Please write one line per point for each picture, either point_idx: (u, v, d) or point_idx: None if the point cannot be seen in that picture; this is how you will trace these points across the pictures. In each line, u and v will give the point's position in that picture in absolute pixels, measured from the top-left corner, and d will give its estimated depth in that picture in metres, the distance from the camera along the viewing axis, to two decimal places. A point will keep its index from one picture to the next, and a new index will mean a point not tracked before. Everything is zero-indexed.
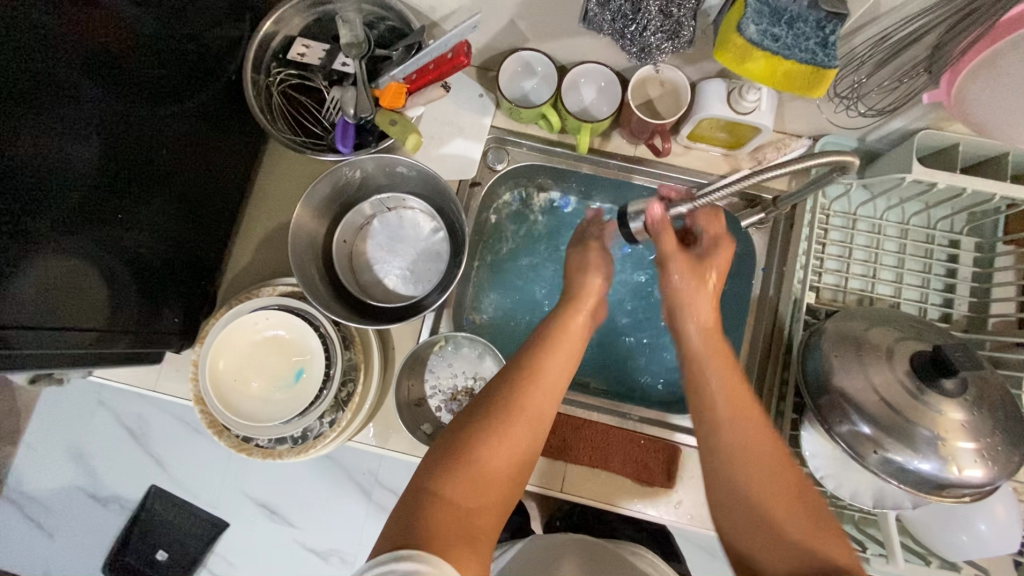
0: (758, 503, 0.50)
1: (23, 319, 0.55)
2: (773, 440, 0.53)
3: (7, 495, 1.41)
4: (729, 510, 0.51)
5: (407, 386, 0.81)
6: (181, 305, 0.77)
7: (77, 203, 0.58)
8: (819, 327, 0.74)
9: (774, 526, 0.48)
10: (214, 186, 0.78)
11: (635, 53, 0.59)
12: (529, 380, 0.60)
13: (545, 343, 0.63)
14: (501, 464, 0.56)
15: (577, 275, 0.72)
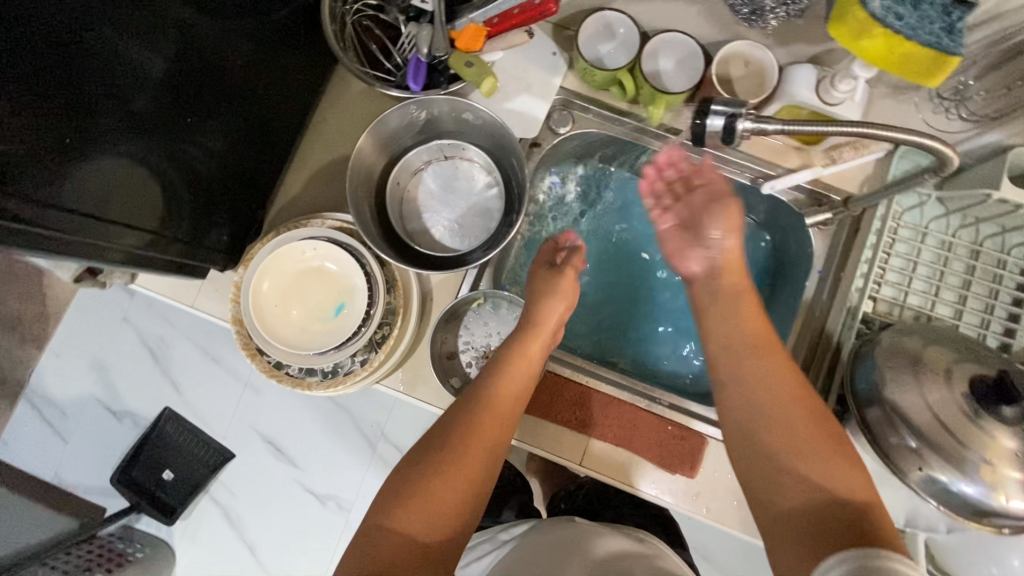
0: (776, 460, 0.54)
1: (83, 211, 0.55)
2: (798, 391, 0.57)
3: (27, 397, 1.45)
4: (752, 468, 0.55)
5: (441, 338, 0.80)
6: (228, 225, 0.76)
7: (140, 110, 0.57)
8: (873, 339, 0.71)
9: (783, 473, 0.53)
10: (276, 111, 0.77)
11: (746, 16, 0.65)
12: (483, 412, 0.64)
13: (498, 378, 0.67)
14: (455, 494, 0.58)
15: (543, 304, 0.73)
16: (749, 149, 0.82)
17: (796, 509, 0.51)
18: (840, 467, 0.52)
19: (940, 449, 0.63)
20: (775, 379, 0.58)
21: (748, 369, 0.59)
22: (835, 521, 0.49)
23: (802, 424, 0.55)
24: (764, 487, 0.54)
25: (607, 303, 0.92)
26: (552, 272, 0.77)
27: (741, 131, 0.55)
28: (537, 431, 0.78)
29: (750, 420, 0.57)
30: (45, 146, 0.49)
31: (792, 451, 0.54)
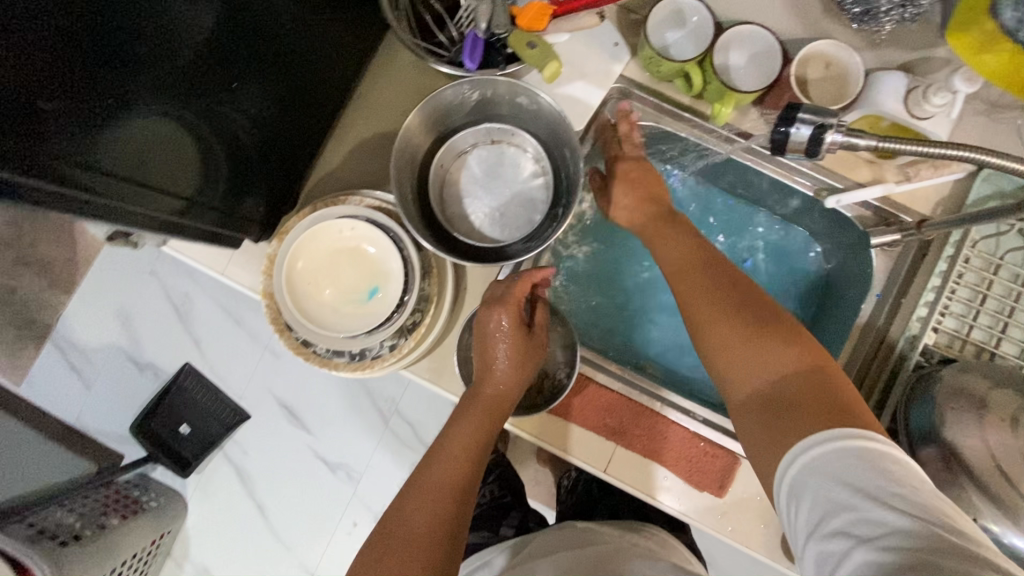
0: (728, 357, 0.52)
1: (119, 175, 0.53)
2: (737, 287, 0.55)
3: (54, 339, 1.47)
4: (713, 359, 0.54)
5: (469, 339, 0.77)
6: (264, 196, 0.74)
7: (180, 71, 0.54)
8: (934, 373, 0.67)
9: (748, 358, 0.51)
10: (319, 81, 0.73)
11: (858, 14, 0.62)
12: (434, 460, 0.64)
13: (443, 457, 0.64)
14: (408, 543, 0.57)
15: (501, 378, 0.69)
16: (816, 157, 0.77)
17: (751, 391, 0.51)
18: (794, 348, 0.50)
19: (998, 500, 0.58)
20: (703, 282, 0.57)
21: (688, 285, 0.58)
22: (792, 397, 0.48)
23: (735, 308, 0.54)
24: (729, 375, 0.52)
25: (648, 307, 0.90)
26: (516, 335, 0.69)
27: (826, 142, 0.50)
28: (564, 435, 0.76)
29: (699, 330, 0.55)
30: (85, 103, 0.47)
31: (727, 343, 0.53)
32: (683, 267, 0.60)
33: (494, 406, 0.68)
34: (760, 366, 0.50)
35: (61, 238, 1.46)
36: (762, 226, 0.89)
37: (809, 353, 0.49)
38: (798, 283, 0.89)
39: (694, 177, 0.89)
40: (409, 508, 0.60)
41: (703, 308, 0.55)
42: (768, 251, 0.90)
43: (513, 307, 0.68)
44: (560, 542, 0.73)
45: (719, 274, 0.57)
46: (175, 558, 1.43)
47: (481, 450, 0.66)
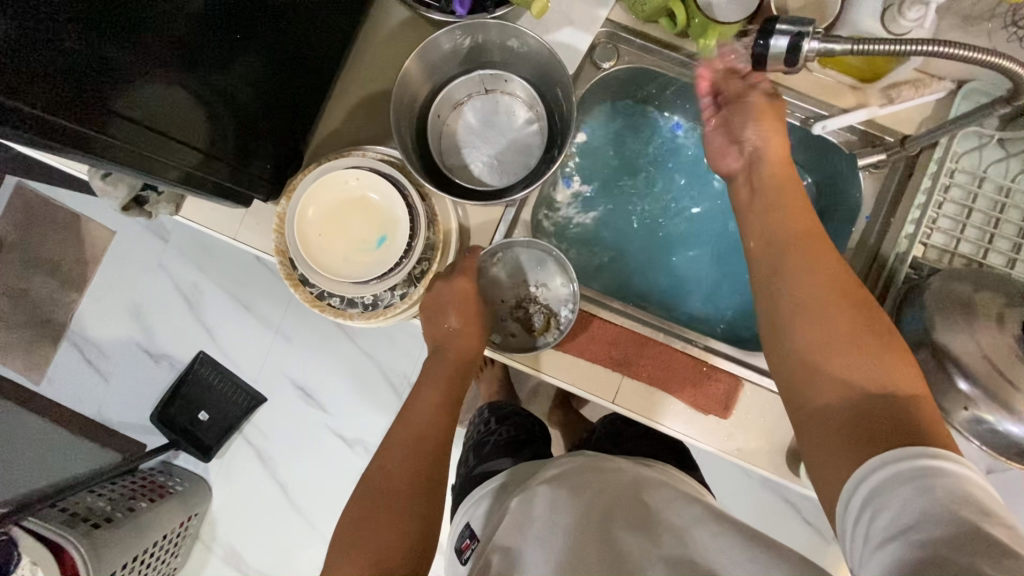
0: (825, 366, 0.52)
1: (133, 132, 0.56)
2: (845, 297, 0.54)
3: (70, 337, 1.51)
4: (804, 369, 0.54)
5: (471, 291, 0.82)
6: (272, 154, 0.77)
7: (178, 28, 0.56)
8: (922, 283, 0.69)
9: (846, 372, 0.51)
10: (320, 40, 0.75)
11: None
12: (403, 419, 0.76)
13: (414, 415, 0.76)
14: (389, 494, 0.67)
15: (456, 340, 0.79)
16: (799, 87, 0.80)
17: (827, 402, 0.52)
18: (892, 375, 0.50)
19: (990, 392, 0.60)
20: (808, 280, 0.56)
21: (790, 278, 0.57)
22: (884, 415, 0.48)
23: (840, 316, 0.53)
24: (823, 385, 0.52)
25: (646, 251, 0.93)
26: (465, 288, 0.77)
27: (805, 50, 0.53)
28: (572, 367, 0.79)
29: (798, 337, 0.55)
30: (91, 56, 0.50)
31: (822, 357, 0.53)
32: (788, 262, 0.58)
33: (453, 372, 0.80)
34: (855, 382, 0.51)
35: (68, 238, 1.49)
36: None
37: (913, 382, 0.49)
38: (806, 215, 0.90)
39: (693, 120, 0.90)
40: (388, 462, 0.71)
41: (795, 315, 0.56)
42: None
43: (467, 275, 0.77)
44: (576, 470, 0.70)
45: (825, 277, 0.56)
46: (203, 540, 1.48)
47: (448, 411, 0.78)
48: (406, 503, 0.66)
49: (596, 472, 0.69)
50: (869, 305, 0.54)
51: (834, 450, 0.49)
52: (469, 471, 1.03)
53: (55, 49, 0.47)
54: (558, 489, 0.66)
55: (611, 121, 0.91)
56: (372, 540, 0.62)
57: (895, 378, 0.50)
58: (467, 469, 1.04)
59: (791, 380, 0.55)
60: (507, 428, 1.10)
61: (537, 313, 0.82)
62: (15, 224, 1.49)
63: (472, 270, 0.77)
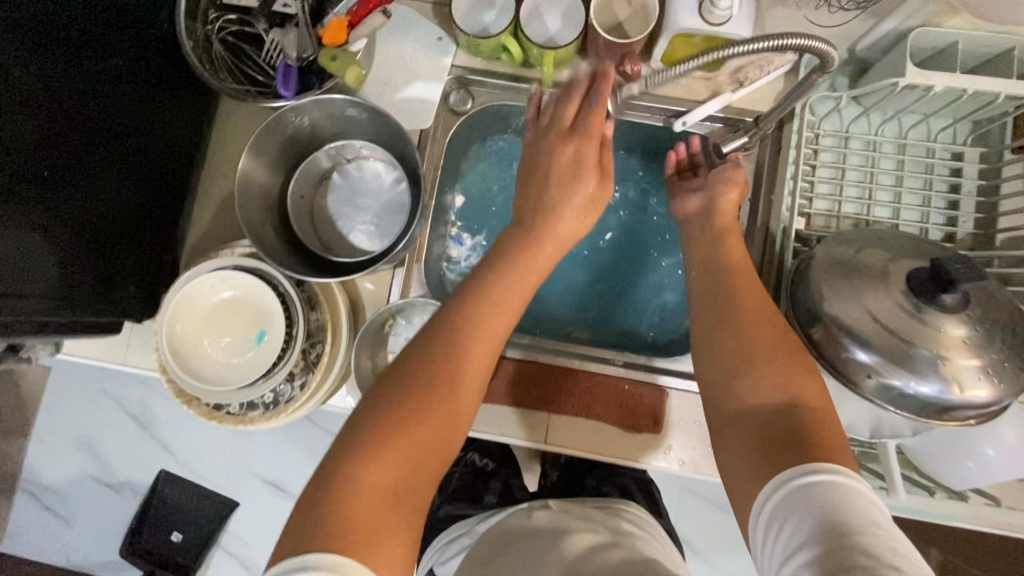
0: (738, 371, 0.55)
1: None
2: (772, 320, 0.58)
3: (23, 487, 1.44)
4: (721, 372, 0.57)
5: (371, 364, 0.76)
6: (139, 275, 0.74)
7: (15, 193, 0.56)
8: (809, 255, 0.68)
9: (754, 381, 0.54)
10: (167, 156, 0.74)
11: None
12: (457, 332, 0.54)
13: (476, 322, 0.55)
14: (419, 443, 0.49)
15: (558, 214, 0.61)
16: (654, 89, 0.80)
17: (742, 409, 0.53)
18: (798, 391, 0.52)
19: (889, 355, 0.58)
20: (740, 296, 0.61)
21: (726, 291, 0.62)
22: (783, 427, 0.50)
23: (768, 331, 0.57)
24: (733, 391, 0.55)
25: (560, 278, 0.89)
26: (587, 179, 0.62)
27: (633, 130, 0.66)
28: (493, 416, 0.77)
29: (720, 341, 0.58)
30: None
31: (738, 365, 0.56)
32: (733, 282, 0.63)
33: (521, 289, 0.58)
34: (760, 392, 0.53)
35: None
36: (642, 169, 0.90)
37: (817, 401, 0.51)
38: None
39: None
40: (428, 383, 0.51)
41: (723, 329, 0.59)
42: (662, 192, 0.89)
43: (592, 139, 0.64)
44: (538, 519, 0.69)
45: (757, 298, 0.60)
46: None
47: (524, 293, 0.58)
48: (433, 429, 0.50)
49: (553, 523, 0.67)
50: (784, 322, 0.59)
51: (749, 476, 0.49)
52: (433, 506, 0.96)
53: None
54: (516, 548, 0.64)
55: (498, 157, 0.90)
56: (388, 457, 0.48)
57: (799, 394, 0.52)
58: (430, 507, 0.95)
59: (712, 389, 0.57)
60: (473, 452, 1.01)
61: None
62: None
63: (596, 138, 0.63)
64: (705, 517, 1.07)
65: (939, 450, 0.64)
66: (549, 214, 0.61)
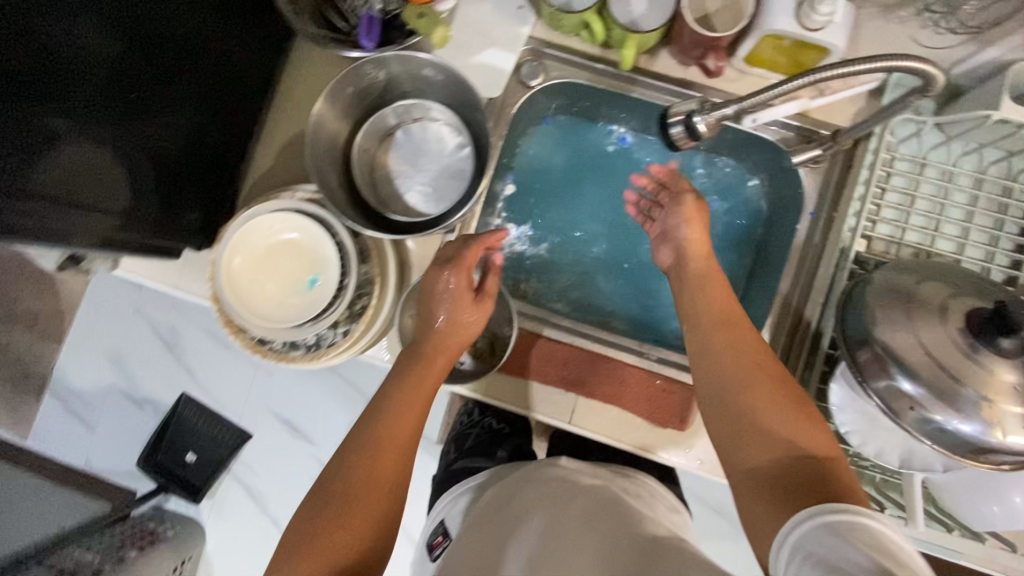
0: (743, 424, 0.54)
1: (55, 206, 0.56)
2: (766, 363, 0.57)
3: (54, 390, 1.50)
4: (727, 421, 0.56)
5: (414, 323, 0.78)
6: (198, 206, 0.75)
7: (92, 101, 0.57)
8: (865, 278, 0.67)
9: (763, 429, 0.53)
10: (236, 93, 0.75)
11: None
12: (372, 437, 0.61)
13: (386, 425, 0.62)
14: (349, 546, 0.55)
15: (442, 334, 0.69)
16: (731, 88, 0.78)
17: (752, 462, 0.53)
18: (810, 437, 0.52)
19: (934, 390, 0.58)
20: (731, 349, 0.59)
21: (720, 341, 0.60)
22: (802, 475, 0.49)
23: (768, 379, 0.56)
24: (743, 443, 0.54)
25: (604, 268, 0.90)
26: (460, 301, 0.69)
27: (700, 130, 0.64)
28: (525, 390, 0.78)
29: (724, 392, 0.57)
30: (15, 143, 0.50)
31: (750, 415, 0.54)
32: (722, 325, 0.61)
33: (412, 410, 0.64)
34: (775, 441, 0.52)
35: (43, 291, 1.48)
36: (701, 168, 0.90)
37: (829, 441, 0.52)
38: (751, 225, 0.89)
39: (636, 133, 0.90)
40: (349, 486, 0.58)
41: (727, 385, 0.57)
42: (718, 192, 0.90)
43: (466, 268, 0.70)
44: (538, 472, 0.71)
45: (747, 341, 0.59)
46: None
47: (424, 401, 0.66)
48: (353, 533, 0.55)
49: (566, 474, 0.69)
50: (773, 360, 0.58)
51: (771, 526, 0.48)
52: (450, 462, 0.98)
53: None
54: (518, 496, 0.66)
55: (557, 136, 0.91)
56: (320, 556, 0.53)
57: (810, 440, 0.52)
58: (448, 459, 0.99)
59: (720, 439, 0.56)
60: (490, 417, 1.03)
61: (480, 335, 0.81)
62: None
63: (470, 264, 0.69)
64: (707, 517, 1.09)
65: (966, 491, 0.64)
66: (437, 333, 0.69)
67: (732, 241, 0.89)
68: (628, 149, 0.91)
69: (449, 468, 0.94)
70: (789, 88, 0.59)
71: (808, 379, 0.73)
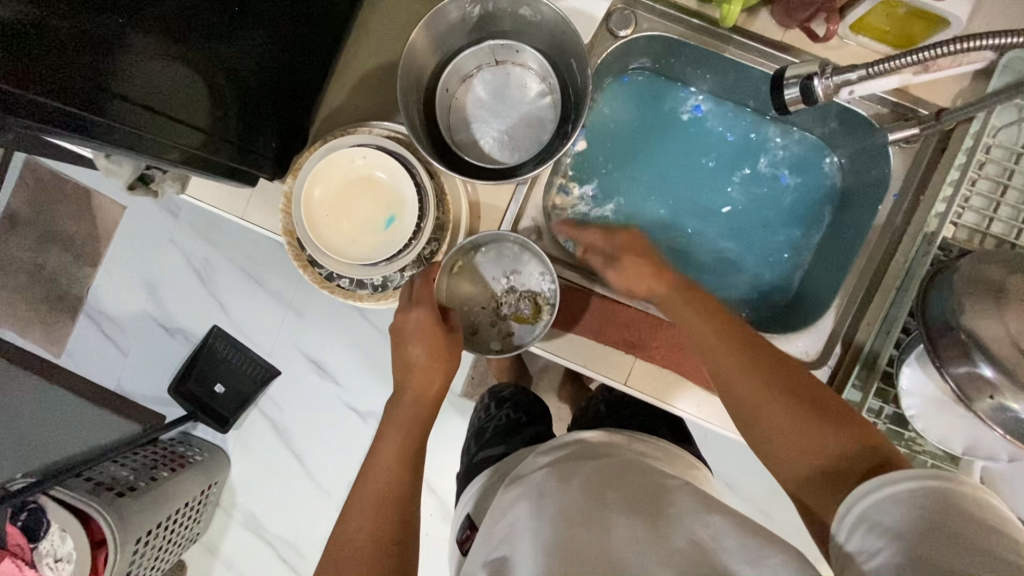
0: (778, 436, 0.54)
1: (141, 113, 0.55)
2: (767, 367, 0.57)
3: (86, 311, 1.46)
4: (763, 439, 0.55)
5: (450, 299, 0.77)
6: (275, 132, 0.74)
7: (177, 9, 0.55)
8: (951, 265, 0.66)
9: (802, 436, 0.53)
10: (320, 14, 0.72)
11: None
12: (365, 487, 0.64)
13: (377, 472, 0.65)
14: None
15: (418, 373, 0.71)
16: (831, 56, 0.75)
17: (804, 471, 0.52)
18: (846, 430, 0.52)
19: (1015, 380, 0.58)
20: (731, 360, 0.59)
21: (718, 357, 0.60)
22: (857, 469, 0.49)
23: (777, 388, 0.56)
24: (786, 454, 0.54)
25: (667, 234, 0.88)
26: (435, 340, 0.70)
27: (817, 94, 0.62)
28: (586, 350, 0.78)
29: (747, 410, 0.56)
30: (94, 39, 0.49)
31: (778, 425, 0.54)
32: (710, 342, 0.61)
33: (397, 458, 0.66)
34: (818, 442, 0.52)
35: (78, 212, 1.44)
36: (779, 139, 0.87)
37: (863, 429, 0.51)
38: (821, 202, 0.87)
39: (715, 100, 0.87)
40: (351, 537, 0.61)
41: (746, 402, 0.56)
42: (791, 166, 0.88)
43: (424, 305, 0.70)
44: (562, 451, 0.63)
45: (739, 350, 0.59)
46: (223, 506, 1.44)
47: (410, 452, 0.67)
48: None
49: (591, 450, 0.62)
50: (772, 361, 0.58)
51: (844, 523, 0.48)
52: (471, 457, 0.92)
53: (43, 41, 0.45)
54: (528, 489, 0.59)
55: (634, 95, 0.88)
56: None
57: (847, 433, 0.51)
58: (468, 455, 0.93)
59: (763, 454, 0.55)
60: (508, 408, 0.98)
61: (522, 299, 0.77)
62: (25, 196, 1.44)
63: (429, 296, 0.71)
64: None
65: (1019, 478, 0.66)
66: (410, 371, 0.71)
67: (802, 216, 0.87)
68: (702, 117, 0.88)
69: (470, 461, 0.88)
70: (925, 56, 0.57)
71: (874, 362, 0.72)
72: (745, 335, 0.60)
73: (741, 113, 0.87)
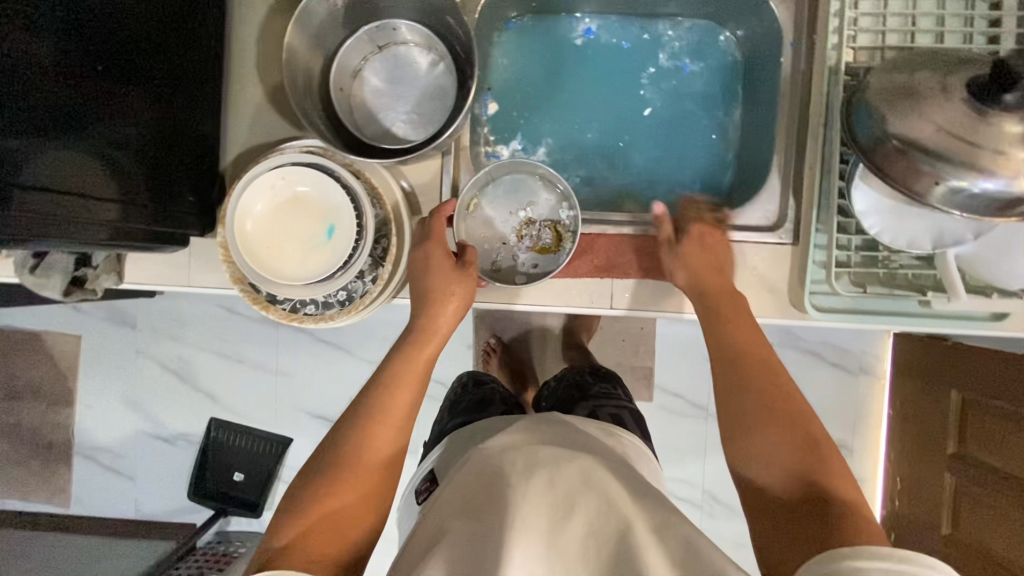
0: (750, 460, 0.59)
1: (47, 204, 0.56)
2: (765, 396, 0.62)
3: (78, 452, 1.40)
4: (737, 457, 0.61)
5: (466, 234, 0.78)
6: (193, 187, 0.73)
7: (59, 99, 0.54)
8: (861, 84, 0.68)
9: (767, 462, 0.58)
10: (198, 59, 0.70)
11: None
12: (385, 396, 0.63)
13: (392, 389, 0.63)
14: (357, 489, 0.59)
15: (423, 312, 0.68)
16: None
17: (759, 472, 0.59)
18: (805, 464, 0.57)
19: (951, 158, 0.60)
20: (735, 385, 0.63)
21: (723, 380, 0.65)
22: (805, 508, 0.54)
23: (763, 419, 0.61)
24: (753, 477, 0.59)
25: (602, 158, 0.89)
26: (442, 270, 0.69)
27: None
28: (564, 292, 0.77)
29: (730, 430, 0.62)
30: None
31: (752, 447, 0.60)
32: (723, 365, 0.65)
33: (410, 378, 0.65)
34: (781, 472, 0.57)
35: (38, 358, 1.41)
36: (671, 33, 0.89)
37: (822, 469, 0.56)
38: (730, 78, 0.89)
39: (598, 18, 0.89)
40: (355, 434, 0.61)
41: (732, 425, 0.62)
42: (692, 54, 0.89)
43: (436, 243, 0.71)
44: (535, 433, 0.61)
45: (744, 378, 0.63)
46: None
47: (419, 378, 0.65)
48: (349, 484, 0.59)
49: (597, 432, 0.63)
50: (773, 394, 0.62)
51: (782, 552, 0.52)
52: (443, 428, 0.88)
53: None
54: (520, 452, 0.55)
55: (523, 40, 0.89)
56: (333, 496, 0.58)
57: (809, 469, 0.56)
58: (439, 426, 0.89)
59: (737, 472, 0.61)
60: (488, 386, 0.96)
61: (542, 229, 0.79)
62: None
63: (442, 235, 0.71)
64: None
65: (996, 255, 0.68)
66: (423, 303, 0.69)
67: (718, 96, 0.89)
68: (593, 38, 0.89)
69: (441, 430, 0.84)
70: None
71: (829, 201, 0.74)
72: (767, 359, 0.65)
73: (627, 21, 0.89)
